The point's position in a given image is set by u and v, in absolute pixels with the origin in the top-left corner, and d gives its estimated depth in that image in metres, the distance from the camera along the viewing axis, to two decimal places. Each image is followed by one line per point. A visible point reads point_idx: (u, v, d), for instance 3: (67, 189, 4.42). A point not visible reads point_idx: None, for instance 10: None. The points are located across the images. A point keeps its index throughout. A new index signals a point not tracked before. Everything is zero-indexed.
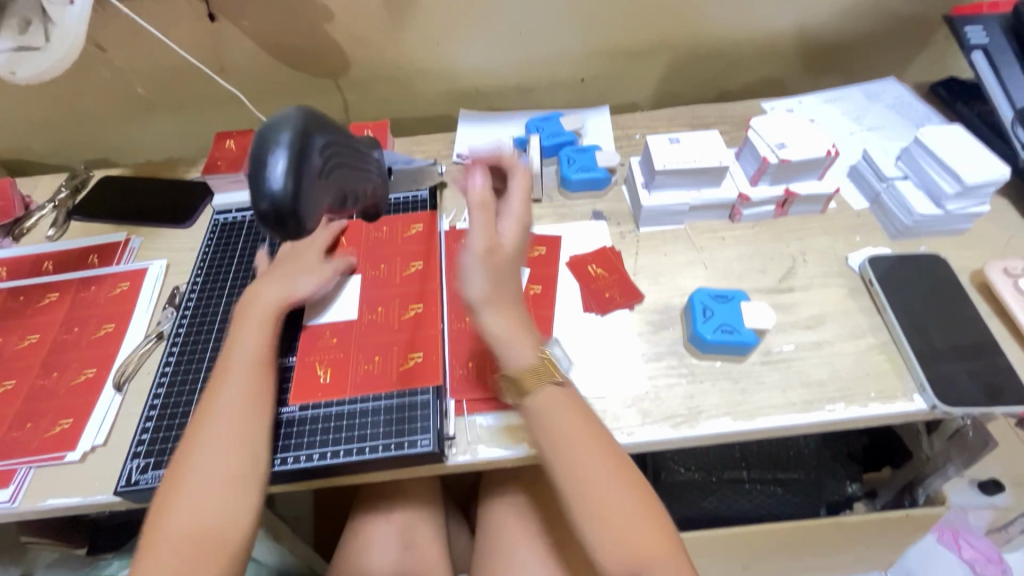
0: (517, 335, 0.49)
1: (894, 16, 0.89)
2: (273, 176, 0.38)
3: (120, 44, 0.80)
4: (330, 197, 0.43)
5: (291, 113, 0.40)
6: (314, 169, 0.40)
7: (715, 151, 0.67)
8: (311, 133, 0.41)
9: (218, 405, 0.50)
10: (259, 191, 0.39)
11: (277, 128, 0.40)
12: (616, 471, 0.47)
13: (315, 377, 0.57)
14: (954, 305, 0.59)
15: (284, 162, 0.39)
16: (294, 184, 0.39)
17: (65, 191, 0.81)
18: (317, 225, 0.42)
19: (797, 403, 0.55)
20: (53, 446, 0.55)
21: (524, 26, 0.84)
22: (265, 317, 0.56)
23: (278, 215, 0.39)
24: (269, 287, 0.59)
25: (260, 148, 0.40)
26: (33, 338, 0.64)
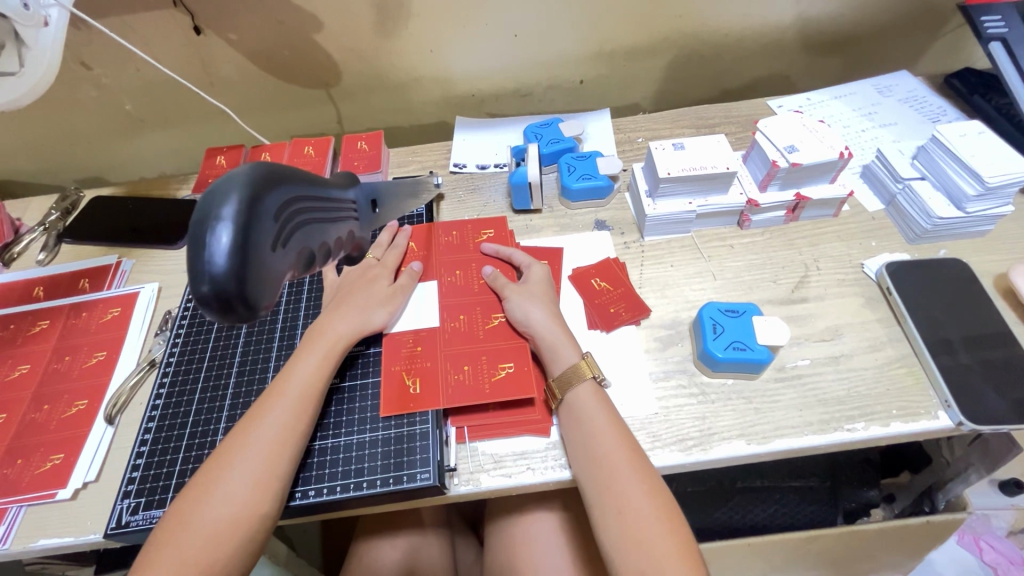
0: (564, 338, 0.55)
1: (905, 5, 0.86)
2: (216, 254, 0.33)
3: (104, 62, 0.78)
4: (282, 269, 0.37)
5: (236, 178, 0.35)
6: (263, 243, 0.35)
7: (723, 156, 0.63)
8: (260, 198, 0.35)
9: (258, 436, 0.48)
10: (198, 271, 0.33)
11: (220, 195, 0.34)
12: (638, 479, 0.47)
13: (406, 388, 0.54)
14: (979, 312, 0.56)
15: (229, 237, 0.33)
16: (241, 261, 0.34)
17: (55, 213, 0.80)
18: (269, 302, 0.37)
19: (813, 423, 0.52)
20: (44, 483, 0.54)
21: (519, 29, 0.81)
22: (333, 351, 0.54)
23: (223, 298, 0.34)
24: (342, 313, 0.56)
25: (199, 219, 0.34)
26: (24, 369, 0.63)
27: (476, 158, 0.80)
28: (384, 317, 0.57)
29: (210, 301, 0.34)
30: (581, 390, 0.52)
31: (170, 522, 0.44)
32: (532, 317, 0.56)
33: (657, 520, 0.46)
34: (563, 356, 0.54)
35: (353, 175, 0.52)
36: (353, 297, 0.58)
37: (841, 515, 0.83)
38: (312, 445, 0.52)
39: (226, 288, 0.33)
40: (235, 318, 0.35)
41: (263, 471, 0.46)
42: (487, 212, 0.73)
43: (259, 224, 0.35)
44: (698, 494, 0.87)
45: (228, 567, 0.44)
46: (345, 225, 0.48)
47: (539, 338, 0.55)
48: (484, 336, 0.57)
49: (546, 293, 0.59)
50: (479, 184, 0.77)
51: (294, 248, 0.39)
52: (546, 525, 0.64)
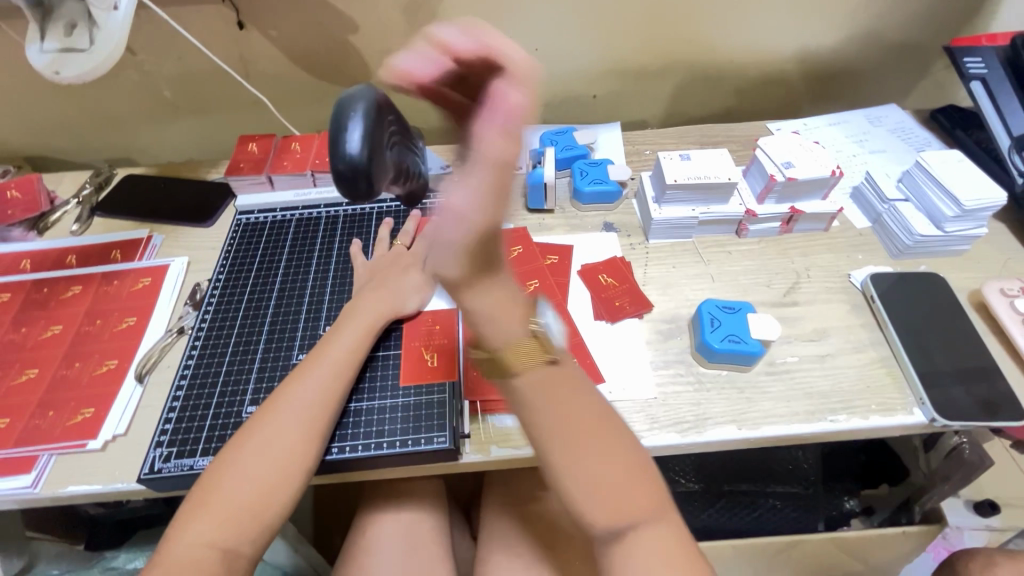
0: (503, 312, 0.41)
1: (895, 46, 0.93)
2: (352, 142, 0.49)
3: (150, 48, 0.83)
4: (388, 164, 0.55)
5: (369, 89, 0.52)
6: (380, 137, 0.52)
7: (726, 168, 0.69)
8: (382, 103, 0.53)
9: (298, 395, 0.51)
10: (338, 152, 0.49)
11: (354, 101, 0.51)
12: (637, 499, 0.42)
13: (424, 361, 0.59)
14: (954, 323, 0.61)
15: (360, 134, 0.49)
16: (368, 149, 0.49)
17: (89, 188, 0.83)
18: (379, 187, 0.53)
19: (800, 413, 0.56)
20: (75, 434, 0.56)
21: (540, 43, 0.87)
22: (366, 323, 0.58)
23: (355, 174, 0.49)
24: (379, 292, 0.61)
25: (339, 118, 0.50)
26: (56, 329, 0.66)
27: None
28: (414, 302, 0.62)
29: (343, 177, 0.49)
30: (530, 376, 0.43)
31: (215, 466, 0.48)
32: (470, 206, 0.31)
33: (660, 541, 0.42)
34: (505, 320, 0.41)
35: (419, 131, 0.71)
36: (387, 278, 0.63)
37: (822, 522, 0.88)
38: (346, 407, 0.56)
39: (358, 166, 0.49)
40: (359, 196, 0.51)
41: (301, 426, 0.50)
42: (502, 209, 0.78)
43: (375, 129, 0.51)
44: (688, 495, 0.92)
45: (272, 513, 0.47)
46: (414, 165, 0.65)
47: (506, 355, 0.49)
48: None
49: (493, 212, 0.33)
50: None
51: (391, 161, 0.56)
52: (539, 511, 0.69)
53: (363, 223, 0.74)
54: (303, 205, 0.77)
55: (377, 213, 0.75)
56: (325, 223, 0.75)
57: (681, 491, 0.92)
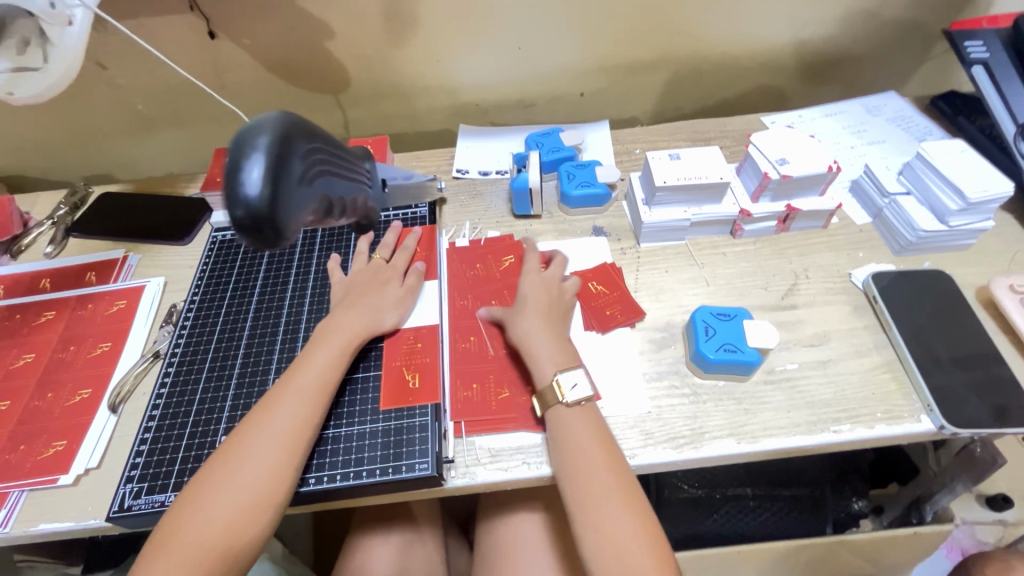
0: (549, 354, 0.55)
1: (892, 31, 0.90)
2: (251, 183, 0.39)
3: (120, 62, 0.80)
4: (313, 204, 0.45)
5: (271, 118, 0.41)
6: (289, 176, 0.41)
7: (717, 167, 0.66)
8: (289, 134, 0.42)
9: (272, 424, 0.49)
10: (233, 198, 0.39)
11: (256, 131, 0.41)
12: (613, 494, 0.48)
13: (406, 382, 0.56)
14: (961, 322, 0.58)
15: (259, 172, 0.39)
16: (272, 189, 0.40)
17: (64, 208, 0.81)
18: (295, 232, 0.43)
19: (801, 424, 0.53)
20: (46, 469, 0.54)
21: (523, 42, 0.84)
22: (342, 344, 0.55)
23: (255, 222, 0.39)
24: (355, 310, 0.58)
25: (237, 154, 0.40)
26: (28, 358, 0.64)
27: (479, 165, 0.82)
28: (390, 318, 0.59)
29: (244, 226, 0.40)
30: (561, 413, 0.52)
31: (186, 501, 0.46)
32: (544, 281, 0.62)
33: (635, 540, 0.46)
34: (541, 370, 0.54)
35: (368, 152, 0.61)
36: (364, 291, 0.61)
37: (830, 525, 0.86)
38: (324, 433, 0.54)
39: (258, 214, 0.39)
40: (267, 245, 0.41)
41: (275, 458, 0.47)
42: (488, 216, 0.75)
43: (286, 163, 0.42)
44: (692, 503, 0.89)
45: (243, 551, 0.45)
46: (359, 190, 0.56)
47: (531, 357, 0.55)
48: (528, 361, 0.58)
49: (551, 313, 0.59)
50: (481, 189, 0.79)
51: (316, 197, 0.46)
52: (531, 526, 0.66)
53: (341, 236, 0.72)
54: None
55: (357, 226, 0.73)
56: (304, 237, 0.72)
57: (685, 496, 0.90)
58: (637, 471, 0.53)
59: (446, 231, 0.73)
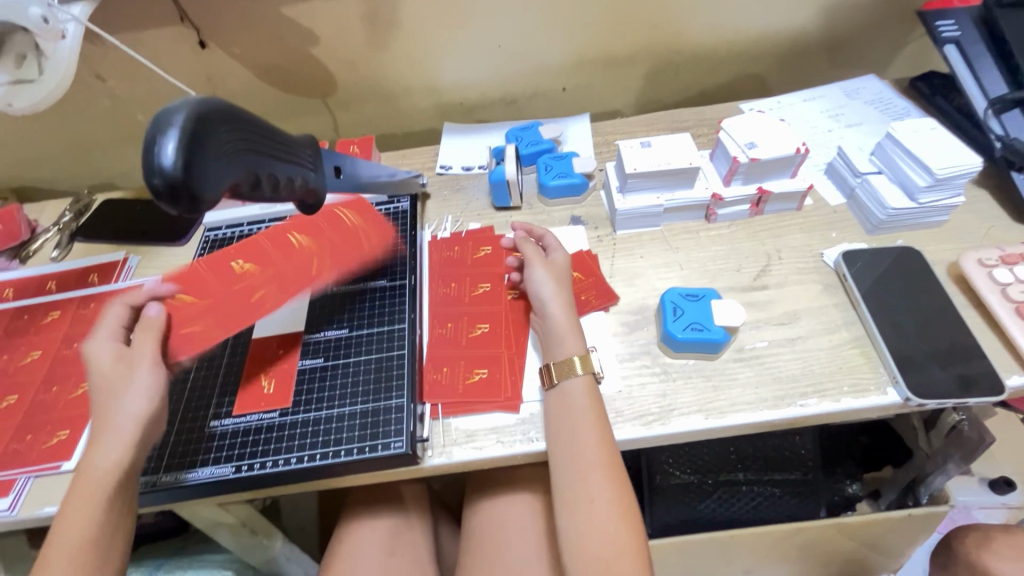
0: (568, 330, 0.57)
1: (869, 15, 0.90)
2: (164, 154, 0.41)
3: (118, 74, 0.84)
4: (235, 176, 0.46)
5: (189, 99, 0.44)
6: (205, 148, 0.43)
7: (687, 153, 0.67)
8: (205, 113, 0.44)
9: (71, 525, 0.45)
10: (150, 167, 0.41)
11: (174, 111, 0.43)
12: (603, 472, 0.50)
13: (260, 387, 0.59)
14: (929, 297, 0.59)
15: (174, 143, 0.41)
16: (186, 159, 0.41)
17: (69, 215, 0.85)
18: (216, 201, 0.45)
19: (768, 399, 0.55)
20: (51, 456, 0.58)
21: (501, 39, 0.86)
22: (117, 430, 0.48)
23: (172, 189, 0.41)
24: (128, 393, 0.50)
25: (155, 131, 0.42)
26: (35, 354, 0.67)
27: (461, 161, 0.84)
28: (141, 403, 0.50)
29: (162, 193, 0.42)
30: (576, 385, 0.54)
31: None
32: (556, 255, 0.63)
33: (614, 507, 0.49)
34: (566, 347, 0.56)
35: (315, 140, 0.60)
36: (114, 386, 0.50)
37: (823, 508, 0.86)
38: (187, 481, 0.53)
39: (173, 181, 0.41)
40: (188, 211, 0.44)
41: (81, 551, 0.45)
42: (470, 210, 0.77)
43: (204, 138, 0.44)
44: (682, 487, 0.87)
45: None
46: (296, 172, 0.55)
47: (549, 315, 0.58)
48: (462, 390, 0.57)
49: (568, 276, 0.62)
50: (463, 184, 0.81)
51: (241, 170, 0.47)
52: (514, 509, 0.67)
53: None
54: (269, 218, 0.78)
55: None
56: None
57: (675, 483, 0.87)
58: None
59: (429, 225, 0.75)
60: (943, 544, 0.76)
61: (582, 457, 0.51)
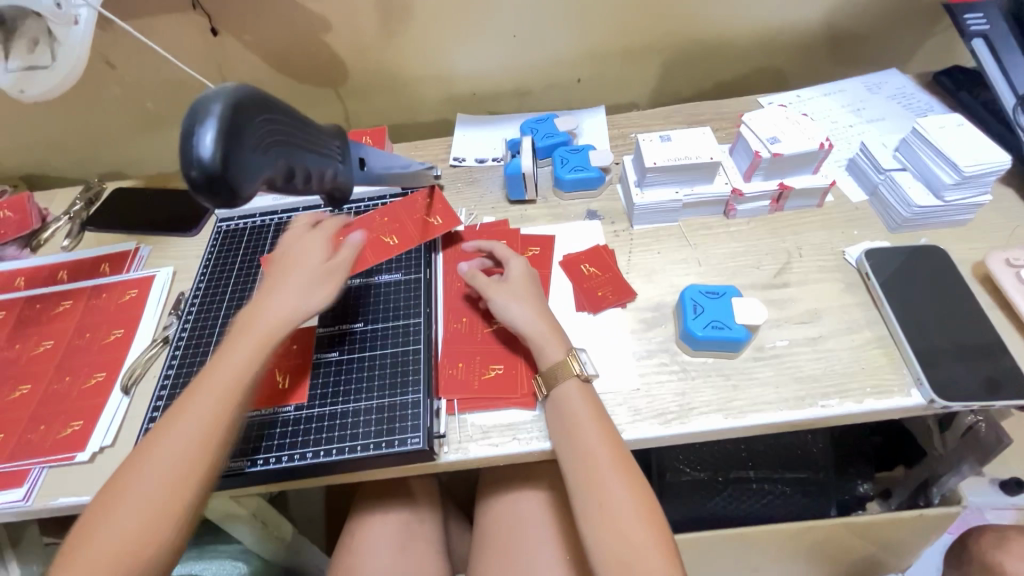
0: (549, 336, 0.56)
1: (893, 8, 0.88)
2: (202, 146, 0.42)
3: (128, 61, 0.83)
4: (269, 168, 0.47)
5: (225, 89, 0.44)
6: (242, 141, 0.44)
7: (707, 147, 0.66)
8: (242, 104, 0.45)
9: (170, 441, 0.47)
10: (188, 159, 0.42)
11: (210, 100, 0.44)
12: (615, 472, 0.49)
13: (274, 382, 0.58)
14: (955, 297, 0.58)
15: (212, 136, 0.42)
16: (222, 151, 0.42)
17: (79, 203, 0.85)
18: (250, 193, 0.46)
19: (789, 399, 0.54)
20: (64, 447, 0.57)
21: (516, 29, 0.85)
22: (260, 341, 0.52)
23: (208, 180, 0.43)
24: (279, 296, 0.55)
25: (193, 120, 0.43)
26: (48, 344, 0.67)
27: (475, 153, 0.83)
28: (298, 307, 0.54)
29: (199, 184, 0.43)
30: (569, 388, 0.53)
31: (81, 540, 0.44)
32: (512, 267, 0.61)
33: (632, 506, 0.48)
34: (549, 352, 0.55)
35: (341, 129, 0.60)
36: (294, 271, 0.57)
37: (835, 507, 0.85)
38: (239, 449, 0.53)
39: (210, 173, 0.42)
40: (223, 203, 0.45)
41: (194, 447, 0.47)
42: (484, 203, 0.76)
43: (239, 129, 0.44)
44: (693, 484, 0.87)
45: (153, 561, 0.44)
46: (326, 163, 0.55)
47: (526, 336, 0.56)
48: (479, 387, 0.56)
49: (529, 288, 0.60)
50: (477, 177, 0.80)
51: (274, 162, 0.48)
52: (526, 505, 0.67)
53: None
54: (281, 209, 0.77)
55: (355, 214, 0.74)
56: None
57: (686, 479, 0.88)
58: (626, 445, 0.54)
59: None
60: (956, 545, 0.75)
61: (589, 459, 0.50)
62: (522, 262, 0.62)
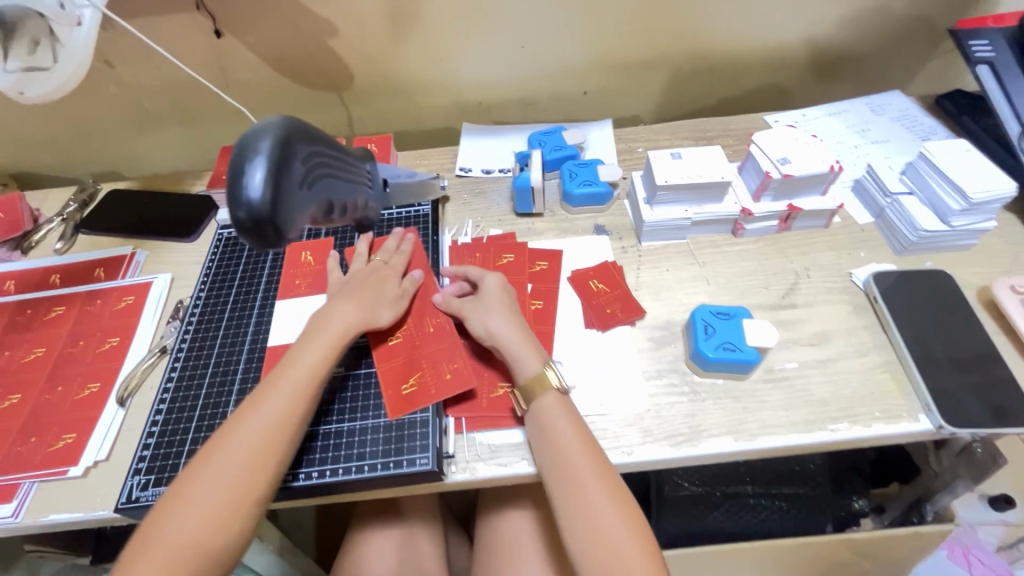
0: (525, 348, 0.55)
1: (896, 30, 0.89)
2: (251, 186, 0.40)
3: (128, 61, 0.81)
4: (313, 205, 0.46)
5: (273, 124, 0.43)
6: (291, 178, 0.43)
7: (718, 166, 0.66)
8: (292, 142, 0.43)
9: (248, 431, 0.49)
10: (237, 199, 0.41)
11: (257, 136, 0.42)
12: (596, 479, 0.48)
13: None
14: (962, 322, 0.58)
15: (262, 173, 0.41)
16: (273, 192, 0.41)
17: (73, 205, 0.82)
18: (296, 232, 0.44)
19: (799, 423, 0.54)
20: (56, 461, 0.55)
21: (525, 40, 0.84)
22: (337, 339, 0.55)
23: (257, 222, 0.41)
24: (348, 305, 0.58)
25: (240, 157, 0.41)
26: (39, 352, 0.65)
27: (482, 163, 0.83)
28: (379, 316, 0.58)
29: (245, 226, 0.41)
30: (547, 400, 0.52)
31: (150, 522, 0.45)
32: (489, 281, 0.61)
33: (614, 513, 0.47)
34: (525, 365, 0.54)
35: (367, 154, 0.60)
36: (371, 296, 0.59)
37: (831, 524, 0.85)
38: (310, 439, 0.54)
39: (259, 214, 0.41)
40: (267, 244, 0.43)
41: (257, 456, 0.48)
42: (490, 214, 0.76)
43: (286, 165, 0.43)
44: (690, 499, 0.87)
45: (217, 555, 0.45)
46: (356, 192, 0.55)
47: (504, 350, 0.55)
48: (487, 405, 0.55)
49: (506, 302, 0.59)
50: (483, 188, 0.79)
51: (315, 198, 0.47)
52: (527, 521, 0.66)
53: (343, 235, 0.73)
54: None
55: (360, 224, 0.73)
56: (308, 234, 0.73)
57: (683, 493, 0.88)
58: (635, 466, 0.53)
59: (449, 229, 0.74)
60: None
61: (568, 467, 0.49)
62: (498, 278, 0.61)
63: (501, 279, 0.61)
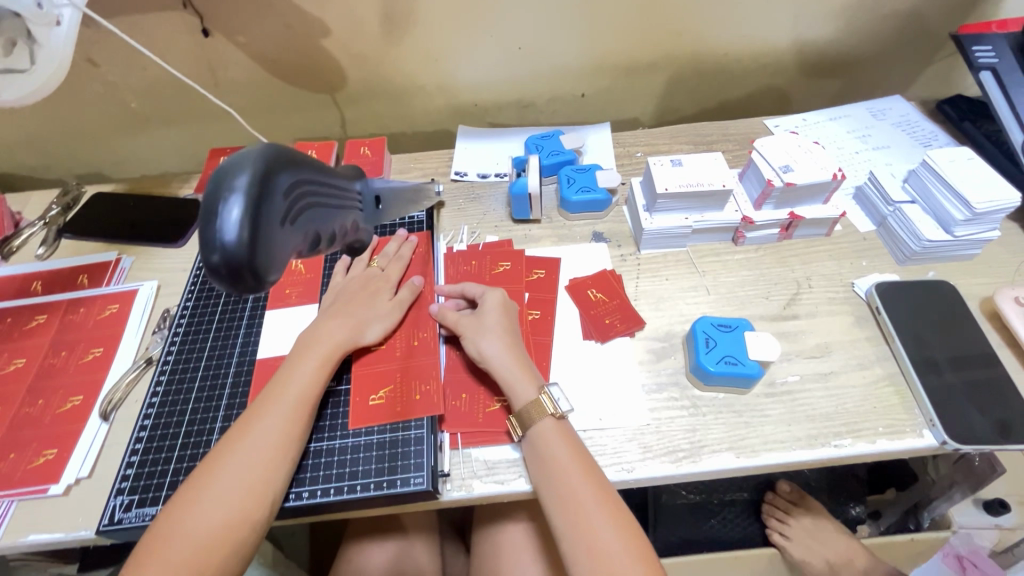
0: (521, 373, 0.53)
1: (897, 34, 0.88)
2: (227, 226, 0.36)
3: (112, 60, 0.78)
4: (297, 241, 0.42)
5: (252, 156, 0.38)
6: (272, 215, 0.39)
7: (719, 174, 0.65)
8: (273, 174, 0.39)
9: (252, 442, 0.48)
10: (210, 242, 0.37)
11: (234, 169, 0.38)
12: (593, 498, 0.48)
13: None
14: (966, 335, 0.58)
15: (239, 211, 0.37)
16: (250, 232, 0.37)
17: (56, 208, 0.80)
18: (278, 273, 0.40)
19: (802, 438, 0.53)
20: (37, 478, 0.53)
21: (522, 41, 0.82)
22: (329, 354, 0.55)
23: (232, 266, 0.37)
24: (337, 318, 0.58)
25: (214, 192, 0.37)
26: (19, 363, 0.63)
27: (477, 167, 0.81)
28: (365, 333, 0.58)
29: (219, 270, 0.37)
30: (542, 427, 0.51)
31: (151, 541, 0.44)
32: (490, 298, 0.59)
33: (612, 532, 0.46)
34: (521, 390, 0.53)
35: (360, 169, 0.56)
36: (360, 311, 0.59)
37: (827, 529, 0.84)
38: (308, 448, 0.53)
39: (235, 258, 0.37)
40: (245, 289, 0.39)
41: (260, 469, 0.47)
42: (487, 220, 0.74)
43: (267, 201, 0.39)
44: (688, 509, 0.85)
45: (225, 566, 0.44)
46: (345, 217, 0.51)
47: (498, 374, 0.54)
48: (483, 421, 0.54)
49: (505, 324, 0.57)
50: (479, 193, 0.78)
51: (299, 232, 0.43)
52: (524, 535, 0.65)
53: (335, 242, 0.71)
54: None
55: None
56: None
57: (681, 502, 0.85)
58: (635, 484, 0.52)
59: (444, 235, 0.72)
60: None
61: (565, 486, 0.48)
62: (499, 296, 0.60)
63: (503, 298, 0.59)
